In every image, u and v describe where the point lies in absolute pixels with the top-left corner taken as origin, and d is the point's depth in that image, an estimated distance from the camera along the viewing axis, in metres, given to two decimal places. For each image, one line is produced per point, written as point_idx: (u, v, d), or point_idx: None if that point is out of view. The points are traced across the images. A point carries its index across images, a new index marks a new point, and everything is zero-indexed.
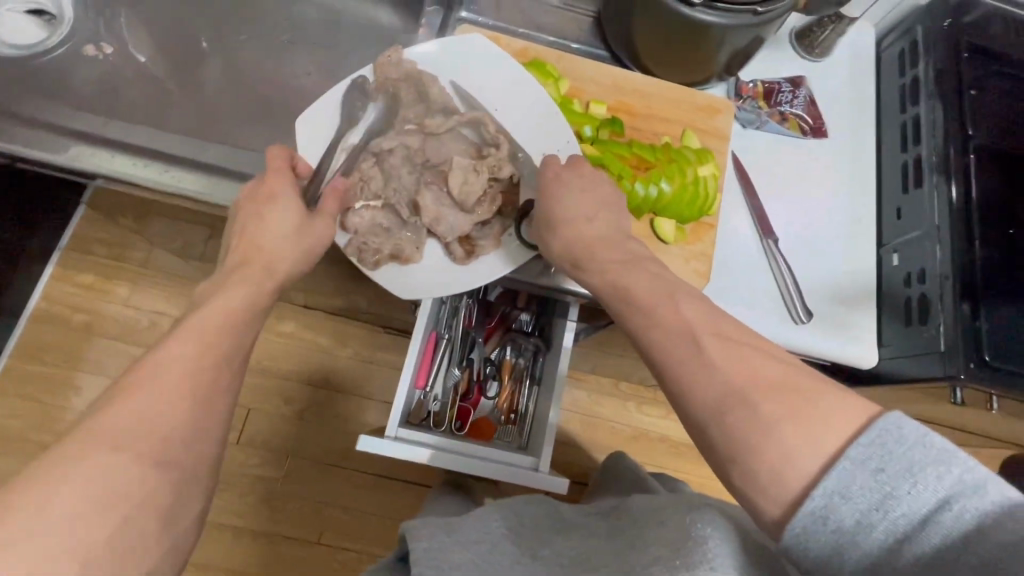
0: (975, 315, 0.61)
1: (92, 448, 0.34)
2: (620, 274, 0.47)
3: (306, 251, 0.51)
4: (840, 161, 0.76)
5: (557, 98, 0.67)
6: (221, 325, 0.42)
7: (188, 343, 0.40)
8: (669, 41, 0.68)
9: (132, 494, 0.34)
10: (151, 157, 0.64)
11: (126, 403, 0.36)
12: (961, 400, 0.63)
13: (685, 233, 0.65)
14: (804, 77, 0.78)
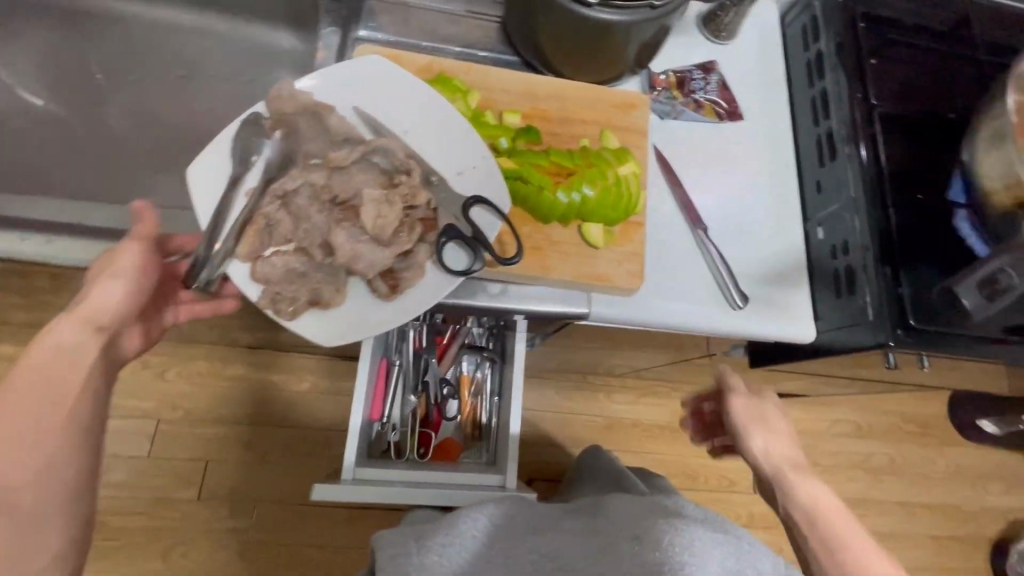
0: (896, 281, 0.63)
1: None
2: (827, 507, 0.52)
3: (127, 288, 0.51)
4: (758, 142, 0.77)
5: (468, 112, 0.64)
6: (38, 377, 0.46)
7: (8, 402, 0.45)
8: (575, 42, 0.66)
9: None
10: (31, 227, 0.58)
11: None
12: (894, 363, 0.65)
13: (614, 234, 0.64)
14: (715, 61, 0.79)
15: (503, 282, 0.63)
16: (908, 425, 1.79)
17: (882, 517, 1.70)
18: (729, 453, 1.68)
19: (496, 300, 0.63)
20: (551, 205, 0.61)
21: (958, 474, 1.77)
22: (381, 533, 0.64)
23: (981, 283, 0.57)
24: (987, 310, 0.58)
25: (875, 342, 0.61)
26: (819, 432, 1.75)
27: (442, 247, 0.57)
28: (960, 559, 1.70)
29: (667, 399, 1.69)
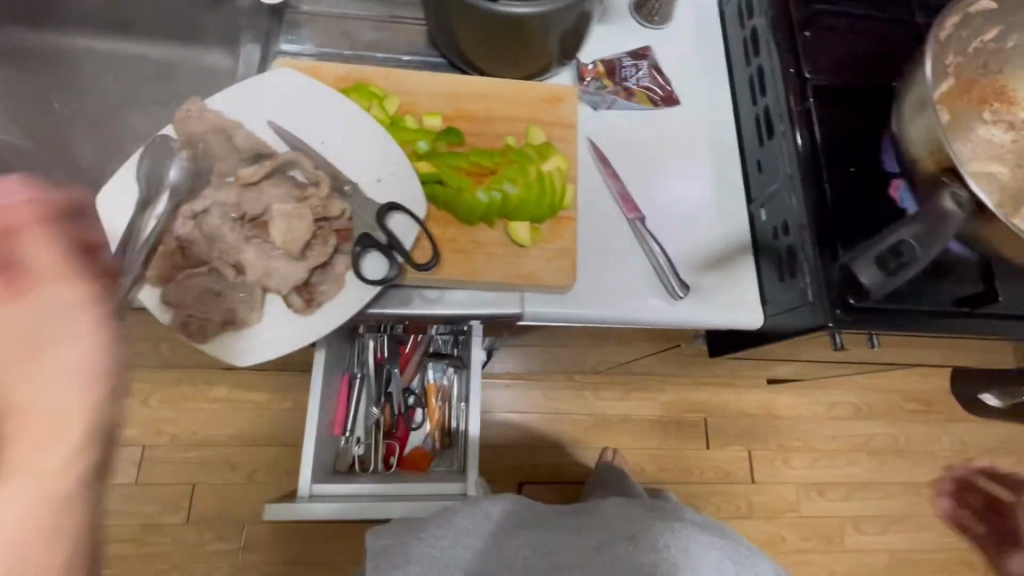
0: (834, 261, 0.61)
1: None
2: None
3: None
4: (697, 126, 0.74)
5: (385, 119, 0.63)
6: None
7: None
8: (492, 38, 0.65)
9: None
10: None
11: None
12: (841, 345, 0.62)
13: (542, 232, 0.63)
14: (650, 47, 0.77)
15: (432, 288, 0.61)
16: (909, 403, 1.74)
17: (888, 500, 1.66)
18: (724, 444, 1.65)
19: (425, 308, 0.61)
20: (471, 206, 0.60)
21: (965, 451, 1.71)
22: (377, 526, 0.68)
23: (885, 255, 0.51)
24: (886, 285, 0.53)
25: (815, 324, 0.59)
26: (817, 416, 1.71)
27: (360, 258, 0.56)
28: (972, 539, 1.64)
29: (657, 393, 1.66)
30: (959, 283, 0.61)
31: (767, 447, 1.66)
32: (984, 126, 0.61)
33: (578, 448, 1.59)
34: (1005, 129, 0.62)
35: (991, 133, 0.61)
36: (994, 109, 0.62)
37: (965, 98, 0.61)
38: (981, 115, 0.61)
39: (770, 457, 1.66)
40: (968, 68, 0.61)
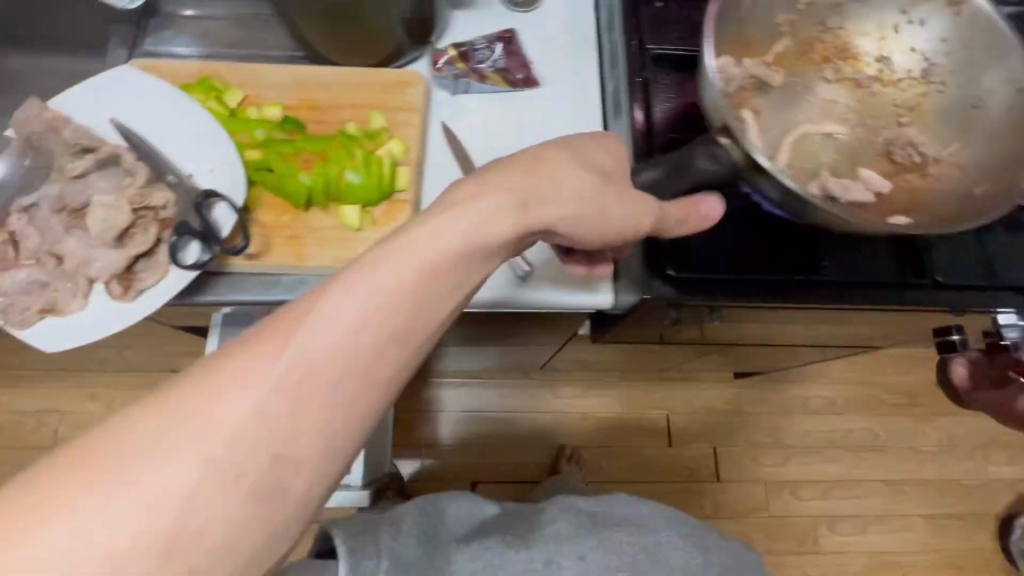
0: None
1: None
2: None
3: None
4: (560, 105, 0.73)
5: (222, 112, 0.65)
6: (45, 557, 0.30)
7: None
8: (329, 26, 0.65)
9: None
10: None
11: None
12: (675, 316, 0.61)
13: (374, 216, 0.63)
14: (514, 29, 0.76)
15: (267, 273, 0.62)
16: (891, 397, 1.64)
17: (867, 499, 1.56)
18: (687, 441, 1.59)
19: (261, 292, 0.62)
20: (298, 190, 0.61)
21: (953, 447, 1.60)
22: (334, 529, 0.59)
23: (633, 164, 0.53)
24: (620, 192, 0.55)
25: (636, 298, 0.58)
26: (790, 412, 1.62)
27: (181, 244, 0.57)
28: (961, 540, 1.54)
29: (617, 389, 1.62)
30: (797, 249, 0.59)
31: (735, 444, 1.60)
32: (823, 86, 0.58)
33: (534, 447, 1.55)
34: (849, 87, 0.58)
35: (832, 92, 0.58)
36: (838, 66, 0.58)
37: (804, 58, 0.58)
38: (824, 73, 0.58)
39: (741, 454, 1.59)
40: (804, 25, 0.58)
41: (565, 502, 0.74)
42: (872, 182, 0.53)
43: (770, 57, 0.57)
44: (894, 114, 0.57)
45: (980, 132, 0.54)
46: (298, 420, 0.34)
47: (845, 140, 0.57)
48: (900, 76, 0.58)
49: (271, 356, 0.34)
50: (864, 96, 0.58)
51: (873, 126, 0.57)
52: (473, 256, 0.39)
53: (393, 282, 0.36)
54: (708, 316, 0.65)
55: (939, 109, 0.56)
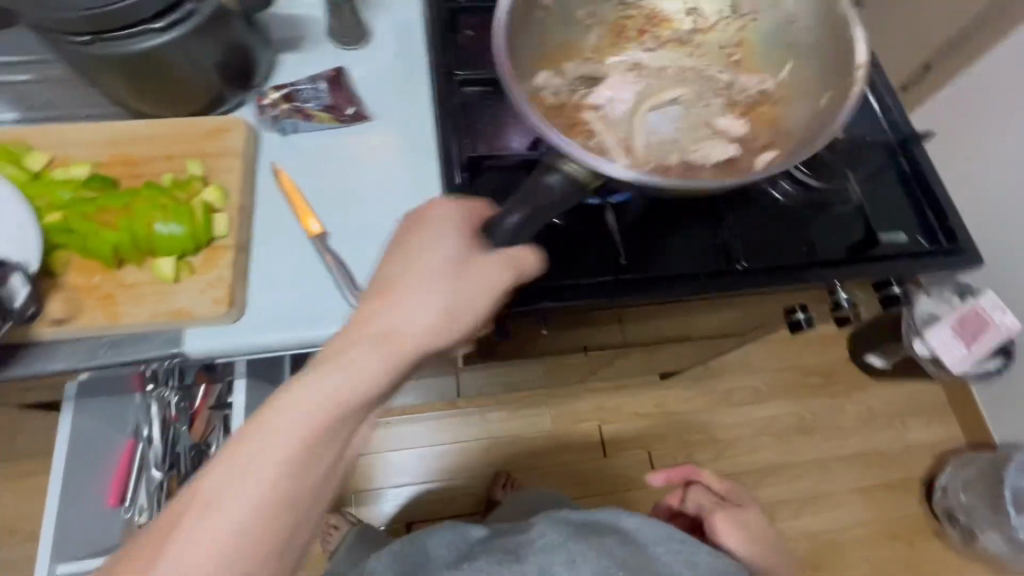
0: None
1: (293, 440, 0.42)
2: None
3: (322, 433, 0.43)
4: (392, 135, 0.74)
5: (24, 178, 0.62)
6: (280, 471, 0.41)
7: (242, 493, 0.40)
8: (137, 82, 0.64)
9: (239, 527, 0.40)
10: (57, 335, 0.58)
11: (227, 471, 0.41)
12: (509, 330, 0.62)
13: (192, 266, 0.61)
14: (342, 67, 0.77)
15: (87, 338, 0.59)
16: (809, 377, 1.69)
17: (798, 480, 1.60)
18: (620, 449, 1.59)
19: (82, 360, 0.58)
20: (104, 249, 0.58)
21: (872, 418, 1.66)
22: None
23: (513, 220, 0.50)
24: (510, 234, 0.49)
25: None
26: (716, 405, 1.65)
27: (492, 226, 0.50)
28: (894, 508, 1.57)
29: (546, 407, 1.60)
30: (607, 255, 0.61)
31: (667, 445, 1.61)
32: (589, 34, 0.70)
33: (468, 478, 1.52)
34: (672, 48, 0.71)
35: (665, 5, 0.72)
36: (654, 33, 0.72)
37: (622, 39, 0.71)
38: (646, 43, 0.71)
39: (673, 453, 1.60)
40: (607, 12, 0.70)
41: (552, 518, 0.76)
42: (742, 84, 0.68)
43: (588, 51, 0.70)
44: (724, 57, 0.71)
45: (796, 48, 0.66)
46: (292, 454, 0.42)
47: (657, 68, 0.70)
48: (714, 21, 0.71)
49: (310, 382, 0.42)
50: (692, 49, 0.71)
51: (645, 74, 0.69)
52: (419, 322, 0.45)
53: (323, 386, 0.42)
54: (543, 328, 0.66)
55: (757, 38, 0.69)
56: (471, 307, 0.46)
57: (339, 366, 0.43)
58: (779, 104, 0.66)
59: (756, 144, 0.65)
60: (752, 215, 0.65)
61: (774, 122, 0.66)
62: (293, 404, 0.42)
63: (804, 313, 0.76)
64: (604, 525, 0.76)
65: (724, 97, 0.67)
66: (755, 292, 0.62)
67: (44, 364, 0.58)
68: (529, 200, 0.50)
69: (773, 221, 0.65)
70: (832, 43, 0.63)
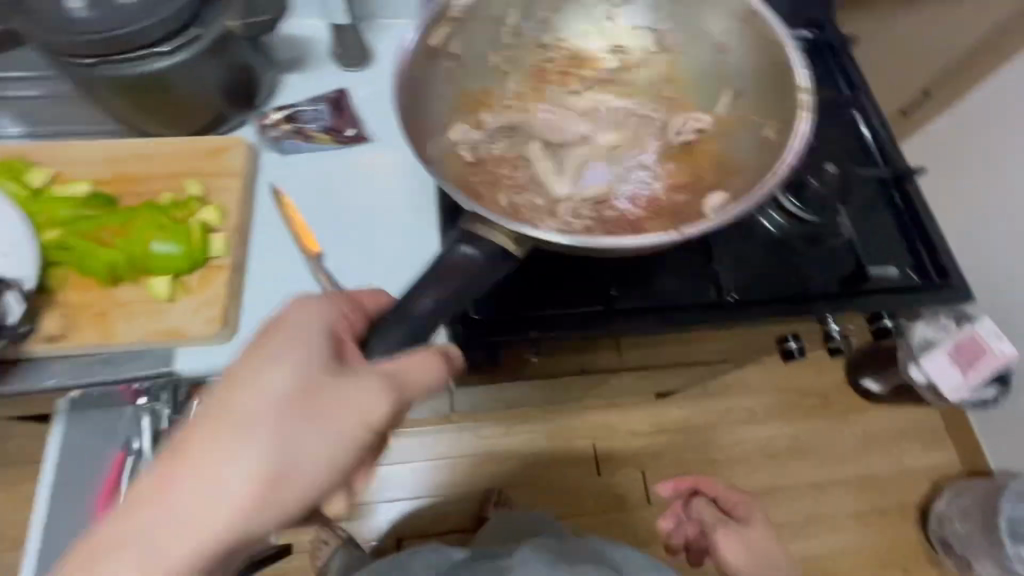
0: None
1: (199, 479, 0.39)
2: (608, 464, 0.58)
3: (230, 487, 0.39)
4: (390, 156, 0.75)
5: (24, 194, 0.62)
6: (200, 521, 0.38)
7: (155, 537, 0.38)
8: (143, 102, 0.65)
9: (165, 568, 0.38)
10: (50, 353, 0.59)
11: (146, 513, 0.38)
12: (501, 356, 0.63)
13: (188, 285, 0.61)
14: (344, 88, 0.78)
15: (80, 356, 0.59)
16: (806, 400, 1.69)
17: (793, 504, 1.58)
18: (614, 468, 1.58)
19: (74, 378, 0.59)
20: (101, 268, 0.59)
21: (868, 443, 1.65)
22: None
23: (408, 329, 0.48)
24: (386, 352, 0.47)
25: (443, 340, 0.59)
26: (712, 426, 1.65)
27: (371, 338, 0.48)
28: (889, 535, 1.56)
29: (541, 424, 1.60)
30: (601, 284, 0.62)
31: (662, 465, 1.60)
32: (500, 80, 0.65)
33: (460, 495, 1.51)
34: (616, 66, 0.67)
35: (587, 44, 0.67)
36: (579, 74, 0.67)
37: (543, 81, 0.66)
38: (571, 86, 0.67)
39: (667, 474, 1.59)
40: (524, 52, 0.65)
41: (531, 544, 0.77)
42: (669, 132, 0.63)
43: (508, 98, 0.65)
44: (663, 83, 0.66)
45: (729, 78, 0.62)
46: (200, 504, 0.39)
47: (611, 96, 0.66)
48: (640, 56, 0.66)
49: (220, 422, 0.41)
50: (626, 69, 0.68)
51: (569, 112, 0.65)
52: (322, 364, 0.44)
53: (236, 434, 0.40)
54: (535, 354, 0.66)
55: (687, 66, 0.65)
56: (367, 385, 0.44)
57: (248, 404, 0.41)
58: (711, 138, 0.61)
59: (703, 187, 0.59)
60: (744, 246, 0.66)
61: (719, 160, 0.61)
62: (143, 535, 0.38)
63: (796, 343, 0.76)
64: (587, 551, 0.76)
65: (658, 140, 0.63)
66: (747, 323, 0.62)
67: (36, 381, 0.58)
68: (431, 300, 0.48)
69: (765, 252, 0.65)
70: (775, 59, 0.57)
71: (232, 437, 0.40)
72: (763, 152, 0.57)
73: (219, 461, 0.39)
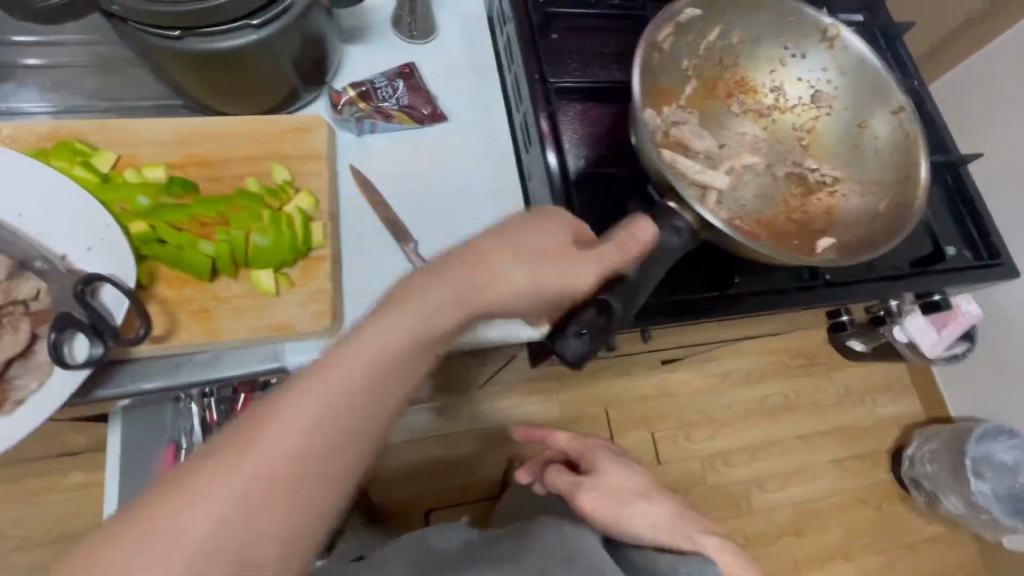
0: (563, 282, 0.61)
1: (394, 326, 0.39)
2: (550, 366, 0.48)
3: (405, 343, 0.39)
4: (470, 135, 0.73)
5: (93, 181, 0.57)
6: (375, 372, 0.37)
7: (323, 387, 0.36)
8: (216, 78, 0.59)
9: (329, 418, 0.36)
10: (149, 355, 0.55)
11: (332, 357, 0.37)
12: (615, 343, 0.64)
13: (289, 277, 0.59)
14: (412, 63, 0.74)
15: (180, 355, 0.56)
16: (795, 360, 1.82)
17: (785, 455, 1.72)
18: (625, 431, 1.66)
19: (179, 378, 0.56)
20: (199, 261, 0.55)
21: (849, 397, 1.80)
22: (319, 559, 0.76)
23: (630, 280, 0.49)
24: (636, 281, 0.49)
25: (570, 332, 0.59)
26: (712, 388, 1.75)
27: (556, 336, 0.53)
28: (864, 477, 1.73)
29: (556, 393, 1.64)
30: (708, 270, 0.64)
31: (668, 426, 1.69)
32: (684, 84, 0.61)
33: (481, 465, 1.54)
34: (753, 117, 0.64)
35: (758, 74, 0.64)
36: (741, 100, 0.63)
37: (711, 97, 0.63)
38: (732, 108, 0.63)
39: (674, 435, 1.69)
40: (708, 67, 0.62)
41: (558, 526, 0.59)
42: (800, 167, 0.61)
43: (683, 100, 0.61)
44: (795, 139, 0.63)
45: (864, 155, 0.61)
46: (385, 361, 0.38)
47: (754, 135, 0.63)
48: (792, 103, 0.63)
49: (433, 289, 0.41)
50: (767, 122, 0.64)
51: (722, 137, 0.62)
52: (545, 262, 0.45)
53: (441, 305, 0.40)
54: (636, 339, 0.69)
55: (829, 131, 0.62)
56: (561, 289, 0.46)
57: (471, 274, 0.42)
58: (838, 191, 0.60)
59: (812, 225, 0.59)
60: None
61: (830, 211, 0.59)
62: (380, 333, 0.38)
63: (847, 316, 0.82)
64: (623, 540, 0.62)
65: (786, 173, 0.61)
66: (835, 305, 0.67)
67: (132, 386, 0.55)
68: (648, 244, 0.50)
69: None
70: (898, 161, 0.59)
71: (442, 308, 0.40)
72: (869, 219, 0.58)
73: (416, 315, 0.39)
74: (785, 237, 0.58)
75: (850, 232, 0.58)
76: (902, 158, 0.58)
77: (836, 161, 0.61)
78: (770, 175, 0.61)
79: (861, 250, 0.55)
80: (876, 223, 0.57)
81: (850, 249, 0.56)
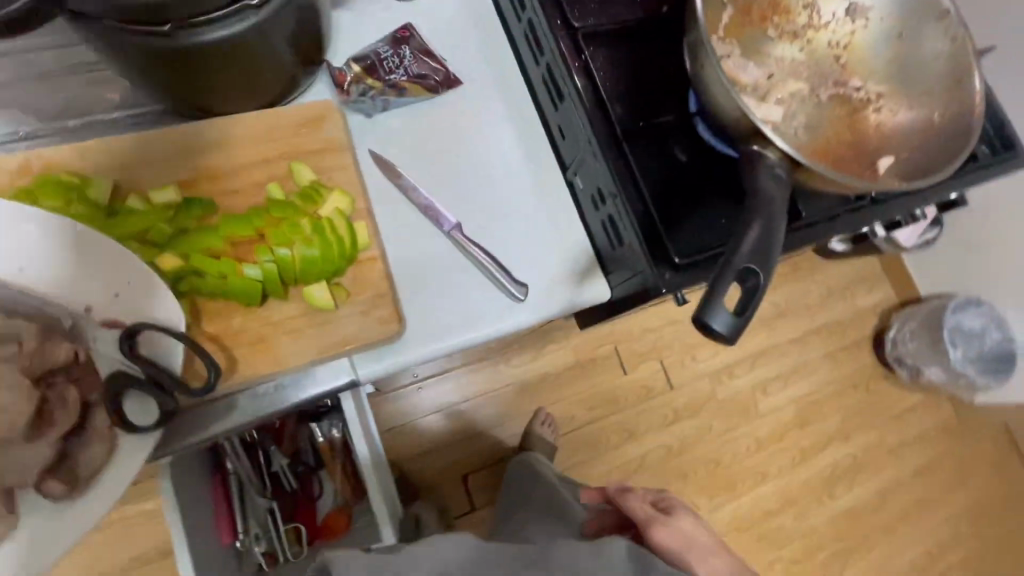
0: (628, 239, 0.60)
1: None
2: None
3: None
4: (487, 95, 0.66)
5: (97, 218, 0.51)
6: None
7: None
8: (212, 76, 0.50)
9: None
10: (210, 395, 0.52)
11: None
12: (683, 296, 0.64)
13: (344, 286, 0.54)
14: (411, 24, 0.66)
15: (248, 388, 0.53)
16: None
17: None
18: None
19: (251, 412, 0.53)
20: (247, 288, 0.50)
21: None
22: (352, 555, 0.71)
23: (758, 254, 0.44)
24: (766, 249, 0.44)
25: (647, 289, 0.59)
26: None
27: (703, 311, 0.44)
28: None
29: None
30: None
31: None
32: (721, 10, 0.60)
33: None
34: (790, 40, 0.62)
35: None
36: (776, 22, 0.61)
37: (748, 20, 0.61)
38: (769, 31, 0.61)
39: None
40: None
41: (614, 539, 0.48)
42: (847, 87, 0.60)
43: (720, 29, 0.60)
44: (834, 58, 0.61)
45: (911, 67, 0.59)
46: None
47: (794, 57, 0.62)
48: (827, 19, 0.62)
49: None
50: (803, 42, 0.62)
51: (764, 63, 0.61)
52: None
53: None
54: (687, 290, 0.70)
55: (869, 44, 0.61)
56: None
57: None
58: (883, 108, 0.59)
59: (867, 147, 0.58)
60: None
61: (880, 129, 0.58)
62: None
63: None
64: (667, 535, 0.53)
65: (831, 95, 0.60)
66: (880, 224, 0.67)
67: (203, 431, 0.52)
68: (763, 203, 0.46)
69: None
70: (948, 69, 0.58)
71: None
72: (924, 133, 0.57)
73: None
74: (845, 164, 0.57)
75: (909, 151, 0.57)
76: (950, 67, 0.58)
77: (882, 75, 0.60)
78: (816, 99, 0.60)
79: (926, 171, 0.55)
80: (933, 137, 0.57)
81: (910, 170, 0.56)
